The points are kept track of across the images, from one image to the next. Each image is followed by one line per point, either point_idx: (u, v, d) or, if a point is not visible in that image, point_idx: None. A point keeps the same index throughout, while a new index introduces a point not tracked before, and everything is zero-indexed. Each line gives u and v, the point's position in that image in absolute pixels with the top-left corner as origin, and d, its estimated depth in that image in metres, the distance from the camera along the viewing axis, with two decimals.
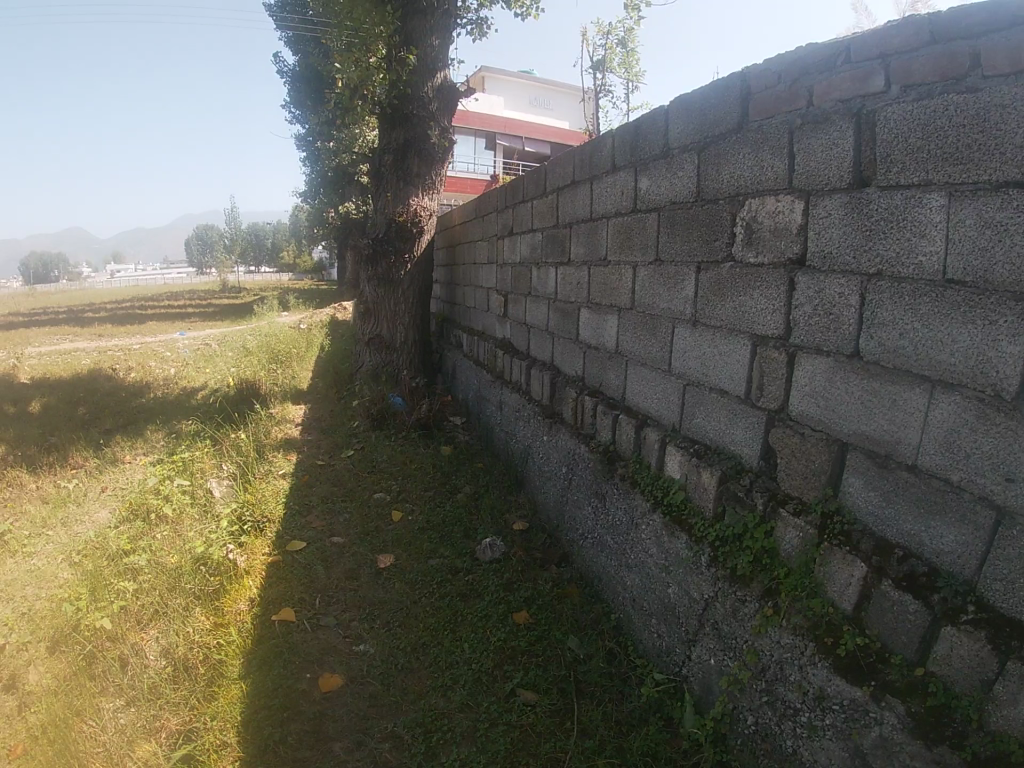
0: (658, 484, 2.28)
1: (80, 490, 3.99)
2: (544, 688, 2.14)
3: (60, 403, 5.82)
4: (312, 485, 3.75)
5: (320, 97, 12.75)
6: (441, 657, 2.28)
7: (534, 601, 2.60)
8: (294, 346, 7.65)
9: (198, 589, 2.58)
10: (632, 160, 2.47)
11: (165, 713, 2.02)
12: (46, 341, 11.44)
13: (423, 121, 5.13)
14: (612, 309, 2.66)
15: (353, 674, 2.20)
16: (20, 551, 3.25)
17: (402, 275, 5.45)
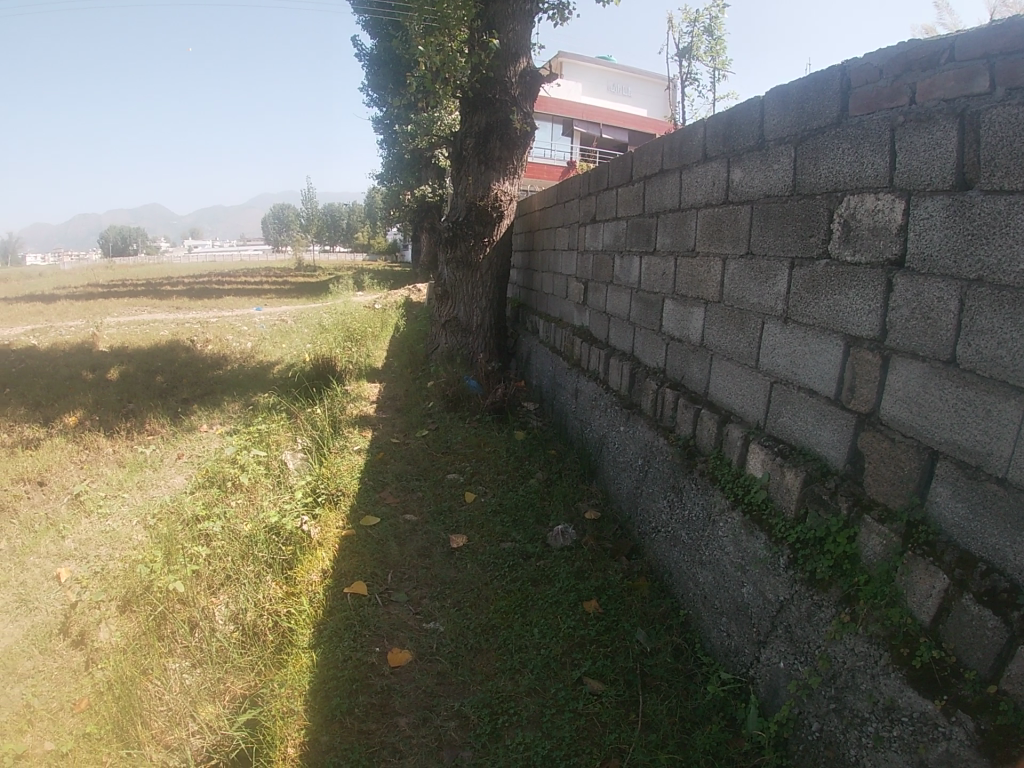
0: (738, 481, 2.24)
1: (157, 456, 4.18)
2: (611, 678, 2.14)
3: (138, 371, 6.07)
4: (386, 462, 3.80)
5: (400, 80, 12.98)
6: (511, 640, 2.29)
7: (604, 591, 2.59)
8: (369, 326, 7.79)
9: (268, 557, 2.64)
10: (725, 151, 2.42)
11: (229, 676, 2.09)
12: (128, 311, 12.03)
13: (505, 106, 5.16)
14: (698, 301, 2.62)
15: (422, 650, 2.24)
16: (95, 511, 3.47)
17: (481, 258, 5.47)
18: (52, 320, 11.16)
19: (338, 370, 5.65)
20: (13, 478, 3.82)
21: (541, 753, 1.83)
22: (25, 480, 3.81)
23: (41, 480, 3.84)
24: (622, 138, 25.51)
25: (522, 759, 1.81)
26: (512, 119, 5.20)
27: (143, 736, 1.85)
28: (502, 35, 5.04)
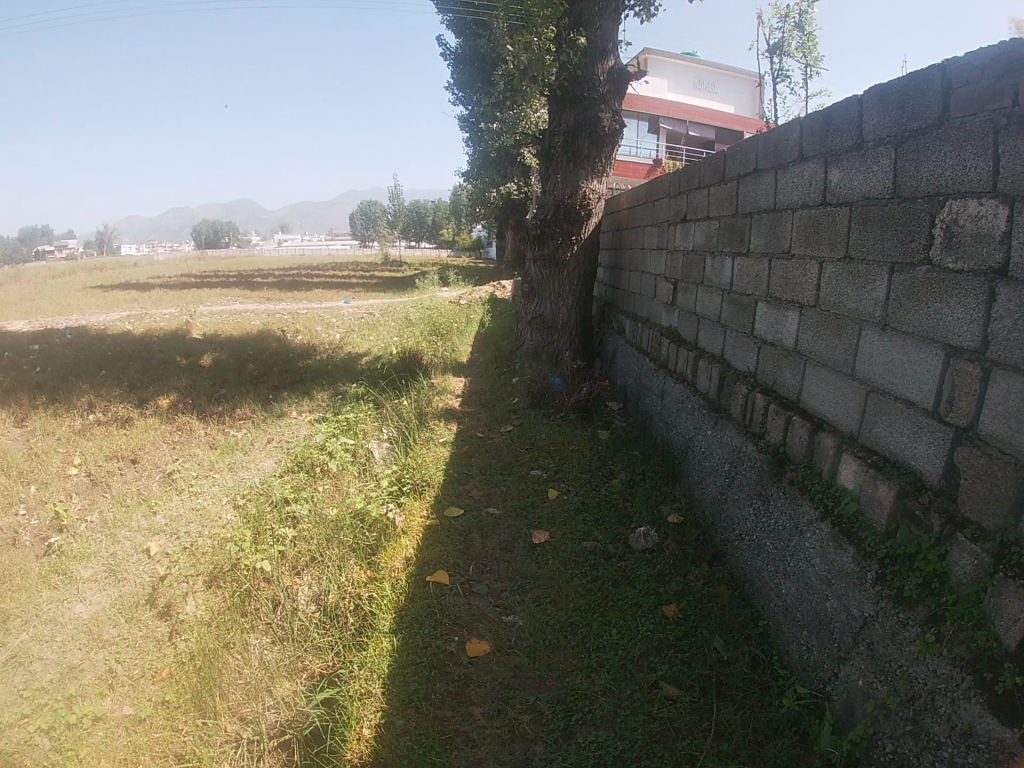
0: (829, 492, 2.17)
1: (248, 439, 4.65)
2: (687, 684, 2.13)
3: (231, 359, 6.48)
4: (470, 456, 3.93)
5: (486, 78, 13.15)
6: (590, 639, 2.33)
7: (683, 597, 2.58)
8: (455, 321, 7.97)
9: (353, 543, 2.74)
10: (822, 151, 2.36)
11: (306, 656, 2.24)
12: (223, 300, 12.75)
13: (594, 104, 5.16)
14: (793, 305, 2.56)
15: (500, 643, 2.31)
16: (187, 489, 3.93)
17: (568, 257, 5.51)
18: (146, 307, 11.87)
19: (424, 364, 5.83)
20: (108, 455, 4.50)
21: (613, 753, 1.85)
22: (119, 457, 4.49)
23: (133, 458, 4.51)
24: (706, 138, 25.01)
25: (594, 759, 1.83)
26: (601, 116, 5.20)
27: (220, 708, 2.03)
28: (589, 32, 5.07)
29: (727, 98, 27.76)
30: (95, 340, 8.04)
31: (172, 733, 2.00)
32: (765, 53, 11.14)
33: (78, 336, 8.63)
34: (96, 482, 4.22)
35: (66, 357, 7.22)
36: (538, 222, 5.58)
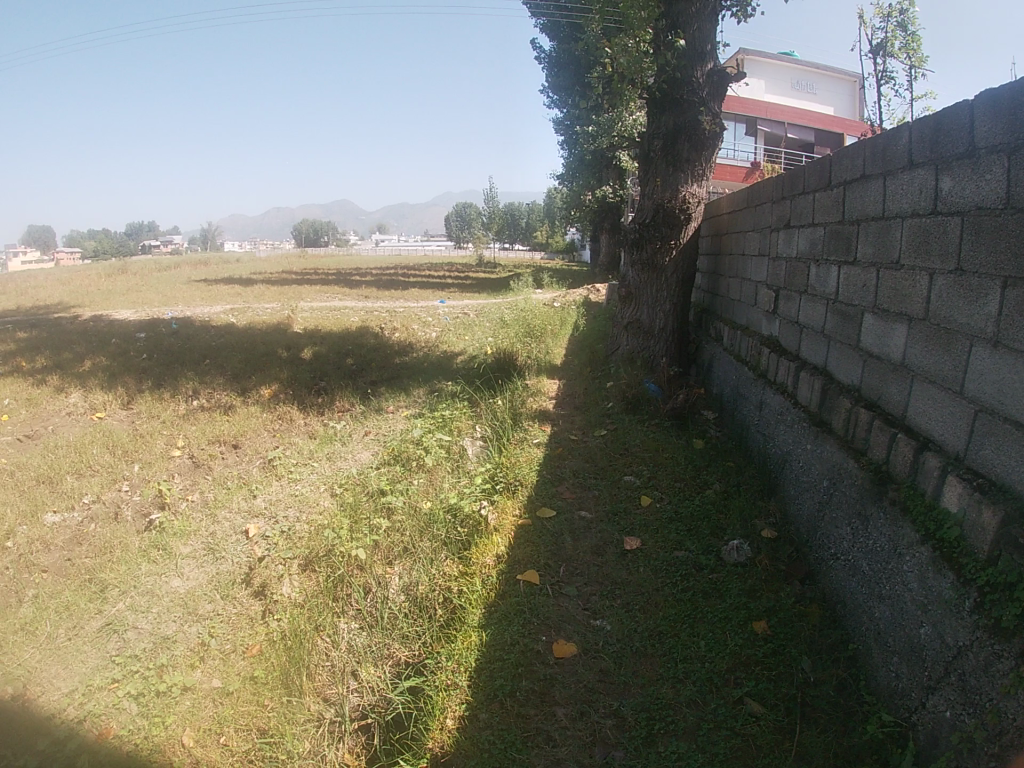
0: (931, 515, 2.06)
1: (348, 431, 5.00)
2: (772, 703, 2.08)
3: (329, 352, 6.86)
4: (564, 457, 4.02)
5: (581, 81, 13.23)
6: (677, 649, 2.33)
7: (774, 614, 2.51)
8: (549, 323, 8.09)
9: (445, 536, 3.00)
10: (933, 158, 2.25)
11: (393, 645, 2.44)
12: (324, 296, 13.47)
13: (694, 107, 5.11)
14: (902, 317, 2.46)
15: (587, 646, 2.36)
16: (286, 476, 4.29)
17: (667, 262, 5.46)
18: (248, 300, 12.58)
19: (518, 366, 5.96)
20: (211, 439, 4.93)
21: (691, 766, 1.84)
22: (222, 442, 4.92)
23: (235, 443, 4.92)
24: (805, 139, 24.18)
25: None
26: (701, 119, 5.15)
27: (306, 688, 2.36)
28: (687, 33, 5.04)
29: (828, 99, 26.71)
30: (201, 329, 8.64)
31: (258, 708, 2.36)
32: (873, 53, 10.69)
33: (183, 324, 9.30)
34: (197, 464, 4.68)
35: (176, 343, 7.81)
36: (637, 226, 5.58)
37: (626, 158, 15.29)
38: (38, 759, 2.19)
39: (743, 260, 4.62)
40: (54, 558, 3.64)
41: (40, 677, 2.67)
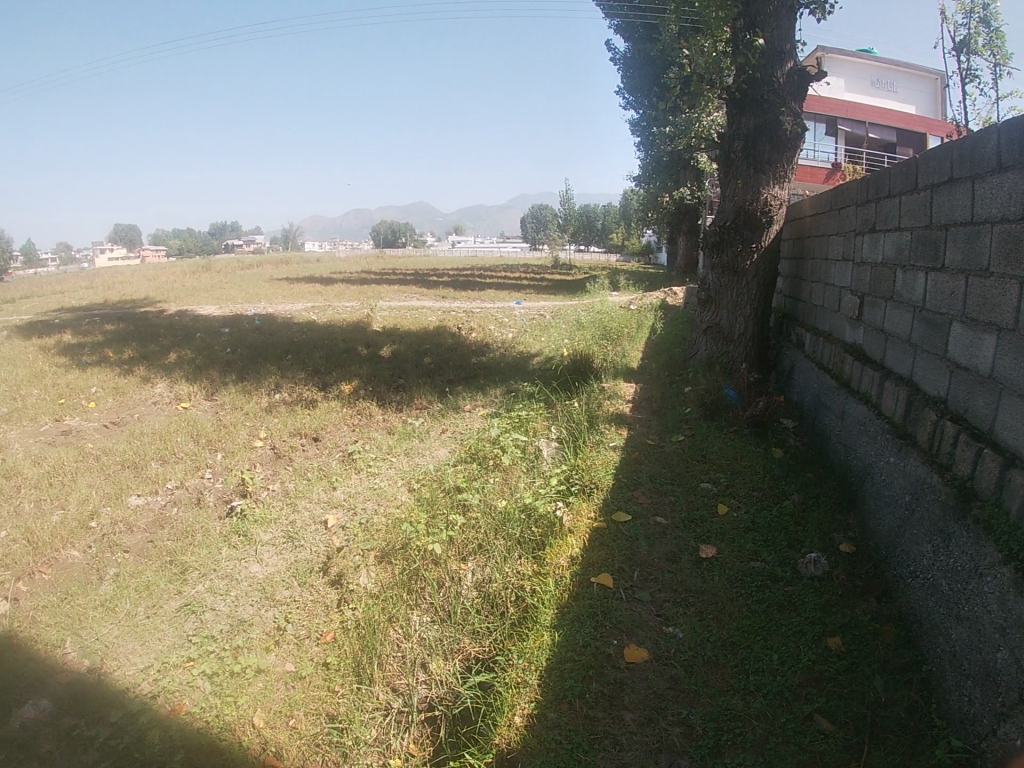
0: (1015, 536, 1.95)
1: (426, 428, 5.15)
2: (842, 720, 2.05)
3: (408, 350, 7.10)
4: (641, 463, 4.06)
5: (657, 81, 13.14)
6: (749, 661, 2.31)
7: (848, 630, 2.45)
8: (626, 326, 8.09)
9: (520, 536, 3.11)
10: (1022, 160, 2.13)
11: (464, 638, 2.61)
12: (404, 295, 13.88)
13: (774, 107, 5.04)
14: (991, 327, 2.34)
15: (659, 652, 2.40)
16: (365, 469, 4.48)
17: (748, 264, 5.36)
18: (330, 298, 13.08)
19: (595, 367, 5.99)
20: (294, 432, 5.19)
21: None
22: (304, 434, 5.17)
23: (316, 436, 5.17)
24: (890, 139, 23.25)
25: None
26: (782, 119, 5.07)
27: (376, 678, 2.53)
28: (765, 33, 4.97)
29: (918, 96, 25.53)
30: (285, 325, 9.06)
31: (328, 695, 2.56)
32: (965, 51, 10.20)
33: (266, 320, 9.75)
34: (279, 454, 4.92)
35: (259, 338, 8.22)
36: (717, 228, 5.53)
37: (704, 158, 15.15)
38: (111, 731, 2.42)
39: (825, 264, 4.49)
40: (136, 539, 3.90)
41: (118, 651, 2.88)
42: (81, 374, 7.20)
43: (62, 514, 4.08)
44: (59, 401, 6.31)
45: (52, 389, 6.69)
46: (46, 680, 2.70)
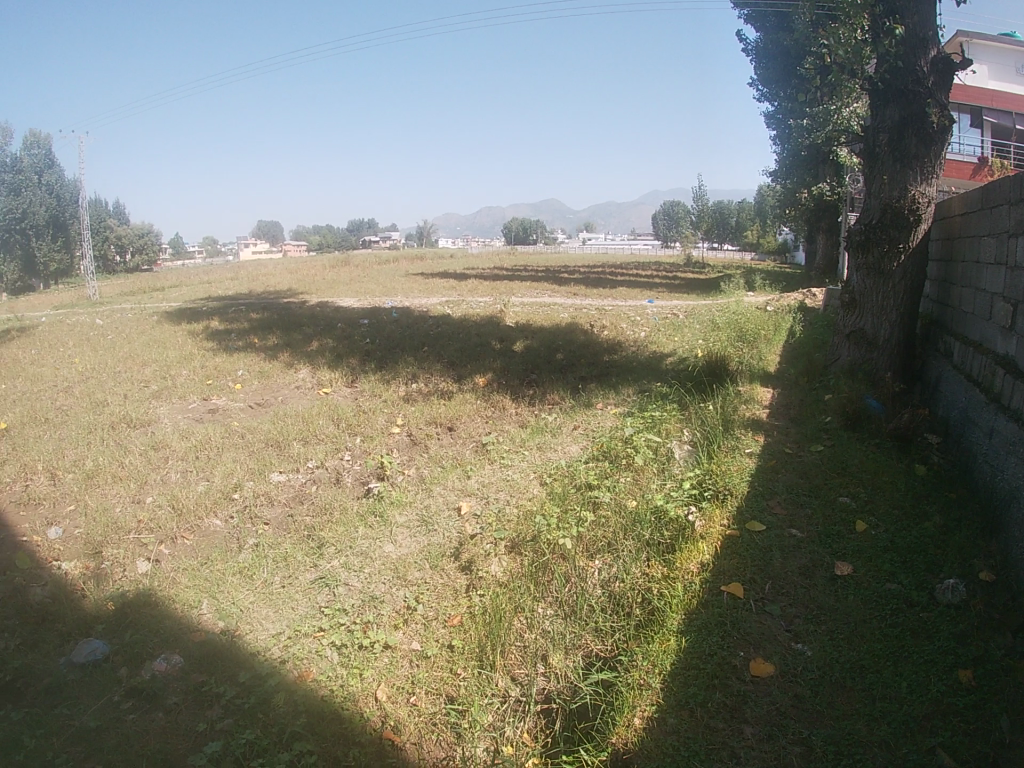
0: None
1: (559, 423, 5.29)
2: (963, 756, 2.03)
3: (541, 349, 7.31)
4: (778, 470, 4.01)
5: (792, 71, 12.67)
6: (876, 687, 2.32)
7: (981, 664, 2.36)
8: (763, 327, 7.89)
9: (648, 537, 3.33)
10: None
11: (586, 636, 2.85)
12: (537, 292, 14.17)
13: (920, 97, 5.02)
14: None
15: (785, 668, 2.46)
16: (498, 461, 4.69)
17: (895, 267, 5.17)
18: (465, 293, 13.57)
19: (731, 370, 5.86)
20: (430, 421, 5.50)
21: None
22: (440, 424, 5.46)
23: (451, 425, 5.44)
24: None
25: None
26: (929, 111, 5.03)
27: (497, 664, 2.77)
28: (906, 20, 4.99)
29: None
30: (422, 318, 9.55)
31: (451, 675, 2.79)
32: None
33: (404, 312, 10.31)
34: (416, 441, 5.21)
35: (395, 330, 8.69)
36: (862, 228, 5.39)
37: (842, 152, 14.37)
38: (237, 690, 2.74)
39: (977, 267, 4.17)
40: (274, 512, 4.30)
41: (251, 617, 3.25)
42: (229, 358, 7.94)
43: (209, 485, 4.59)
44: (208, 383, 7.03)
45: (199, 372, 7.48)
46: (181, 639, 3.11)
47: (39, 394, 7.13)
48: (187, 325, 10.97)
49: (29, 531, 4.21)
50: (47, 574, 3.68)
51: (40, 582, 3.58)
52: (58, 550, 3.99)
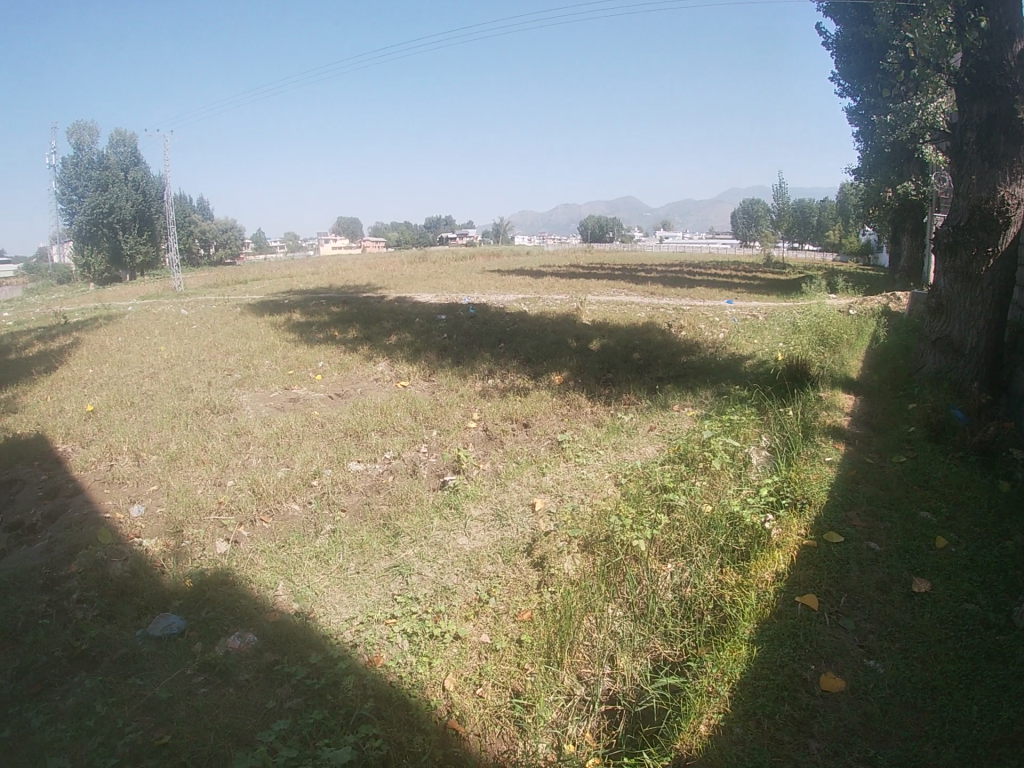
0: None
1: (635, 423, 5.26)
2: None
3: (617, 348, 7.29)
4: (857, 482, 3.94)
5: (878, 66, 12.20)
6: (947, 710, 2.31)
7: None
8: (846, 331, 7.64)
9: (723, 543, 3.28)
10: None
11: (655, 639, 2.85)
12: (612, 290, 14.08)
13: (1007, 93, 4.78)
14: None
15: (856, 685, 2.49)
16: (574, 459, 4.69)
17: (983, 271, 4.92)
18: (539, 290, 13.61)
19: (812, 374, 5.73)
20: (506, 417, 5.57)
21: None
22: (516, 420, 5.52)
23: (527, 422, 5.49)
24: None
25: None
26: (1017, 107, 4.79)
27: (563, 662, 2.79)
28: (994, 12, 4.73)
29: None
30: (497, 315, 9.64)
31: (518, 671, 2.80)
32: None
33: (479, 308, 10.44)
34: (492, 436, 5.28)
35: (471, 326, 8.81)
36: (951, 229, 5.14)
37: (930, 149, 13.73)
38: (308, 671, 2.84)
39: None
40: (351, 499, 4.42)
41: (325, 601, 3.37)
42: (311, 350, 8.21)
43: (289, 471, 4.77)
44: (291, 373, 7.29)
45: (282, 362, 7.77)
46: (255, 618, 3.25)
47: (130, 378, 7.55)
48: (270, 316, 11.39)
49: (114, 506, 4.48)
50: (128, 549, 3.90)
51: (120, 557, 3.81)
52: (139, 527, 4.22)
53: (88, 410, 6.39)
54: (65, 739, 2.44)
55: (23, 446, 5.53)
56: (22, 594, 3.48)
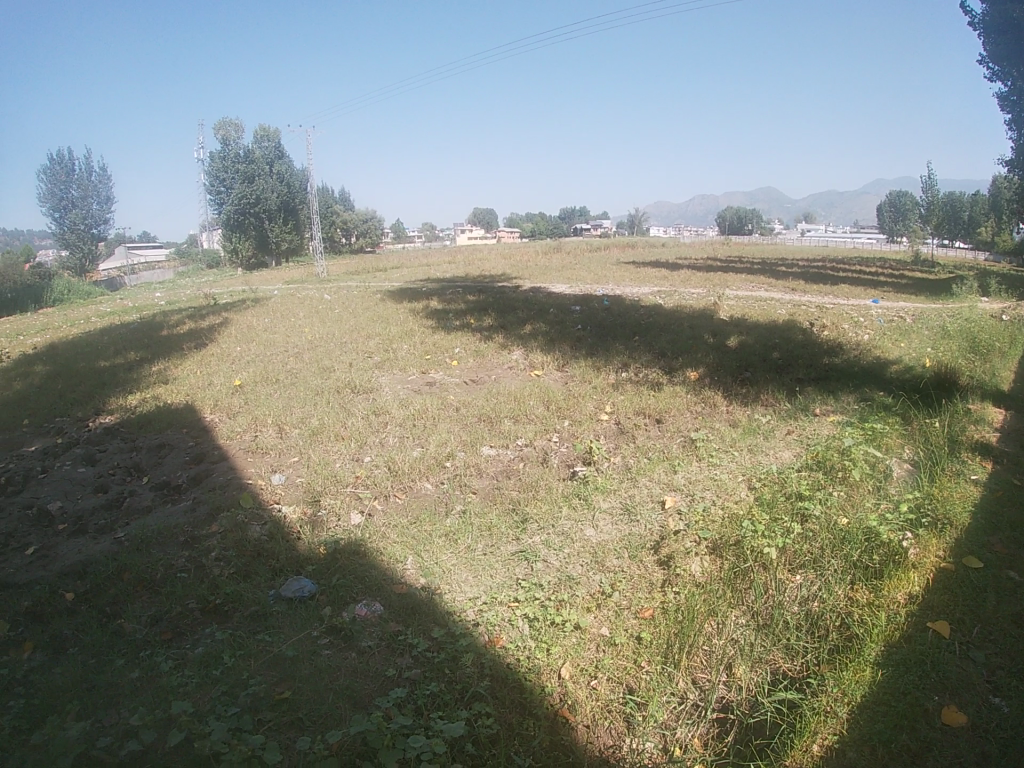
0: None
1: (772, 426, 5.06)
2: None
3: (756, 347, 7.03)
4: (1006, 503, 3.62)
5: None
6: None
7: None
8: (1001, 339, 7.03)
9: (856, 559, 3.15)
10: None
11: (775, 652, 2.80)
12: (752, 285, 13.57)
13: None
14: None
15: (978, 721, 2.30)
16: (706, 459, 4.58)
17: None
18: (677, 283, 13.34)
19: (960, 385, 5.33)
20: (639, 412, 5.53)
21: None
22: (649, 415, 5.46)
23: (659, 418, 5.41)
24: None
25: None
26: None
27: (681, 663, 2.78)
28: None
29: None
30: (631, 307, 9.56)
31: (635, 668, 2.80)
32: None
33: (614, 300, 10.38)
34: (624, 430, 5.26)
35: (606, 318, 8.78)
36: None
37: None
38: (428, 644, 2.97)
39: None
40: (482, 483, 4.54)
41: (453, 578, 3.48)
42: (447, 336, 8.50)
43: (423, 451, 4.96)
44: (427, 358, 7.59)
45: (419, 347, 8.09)
46: (382, 588, 3.43)
47: (277, 356, 8.14)
48: (408, 302, 11.90)
49: (257, 474, 4.86)
50: (267, 514, 4.24)
51: (259, 521, 4.15)
52: (280, 494, 4.56)
53: (236, 383, 6.95)
54: (191, 684, 2.69)
55: (179, 413, 6.12)
56: (166, 549, 3.87)
